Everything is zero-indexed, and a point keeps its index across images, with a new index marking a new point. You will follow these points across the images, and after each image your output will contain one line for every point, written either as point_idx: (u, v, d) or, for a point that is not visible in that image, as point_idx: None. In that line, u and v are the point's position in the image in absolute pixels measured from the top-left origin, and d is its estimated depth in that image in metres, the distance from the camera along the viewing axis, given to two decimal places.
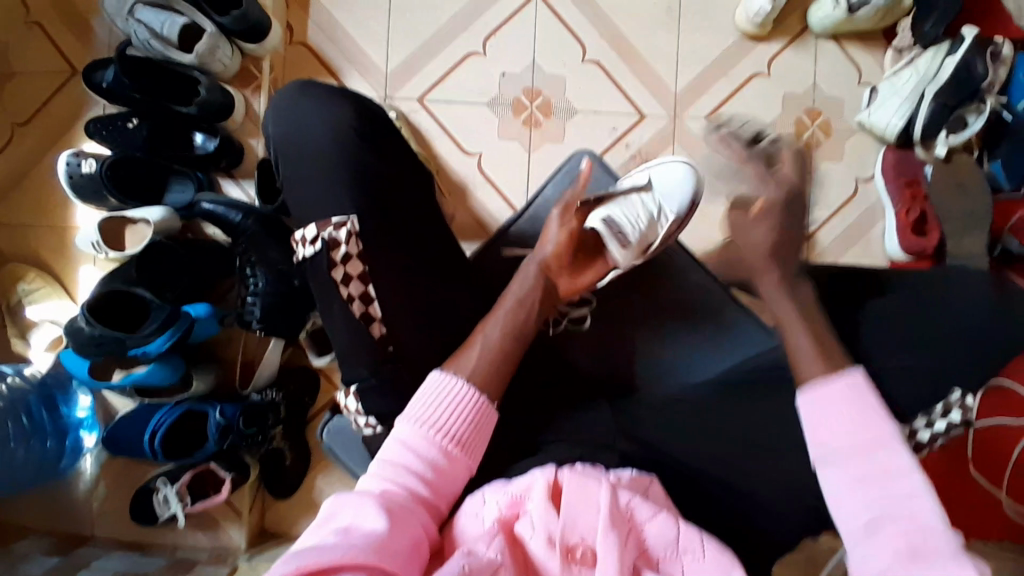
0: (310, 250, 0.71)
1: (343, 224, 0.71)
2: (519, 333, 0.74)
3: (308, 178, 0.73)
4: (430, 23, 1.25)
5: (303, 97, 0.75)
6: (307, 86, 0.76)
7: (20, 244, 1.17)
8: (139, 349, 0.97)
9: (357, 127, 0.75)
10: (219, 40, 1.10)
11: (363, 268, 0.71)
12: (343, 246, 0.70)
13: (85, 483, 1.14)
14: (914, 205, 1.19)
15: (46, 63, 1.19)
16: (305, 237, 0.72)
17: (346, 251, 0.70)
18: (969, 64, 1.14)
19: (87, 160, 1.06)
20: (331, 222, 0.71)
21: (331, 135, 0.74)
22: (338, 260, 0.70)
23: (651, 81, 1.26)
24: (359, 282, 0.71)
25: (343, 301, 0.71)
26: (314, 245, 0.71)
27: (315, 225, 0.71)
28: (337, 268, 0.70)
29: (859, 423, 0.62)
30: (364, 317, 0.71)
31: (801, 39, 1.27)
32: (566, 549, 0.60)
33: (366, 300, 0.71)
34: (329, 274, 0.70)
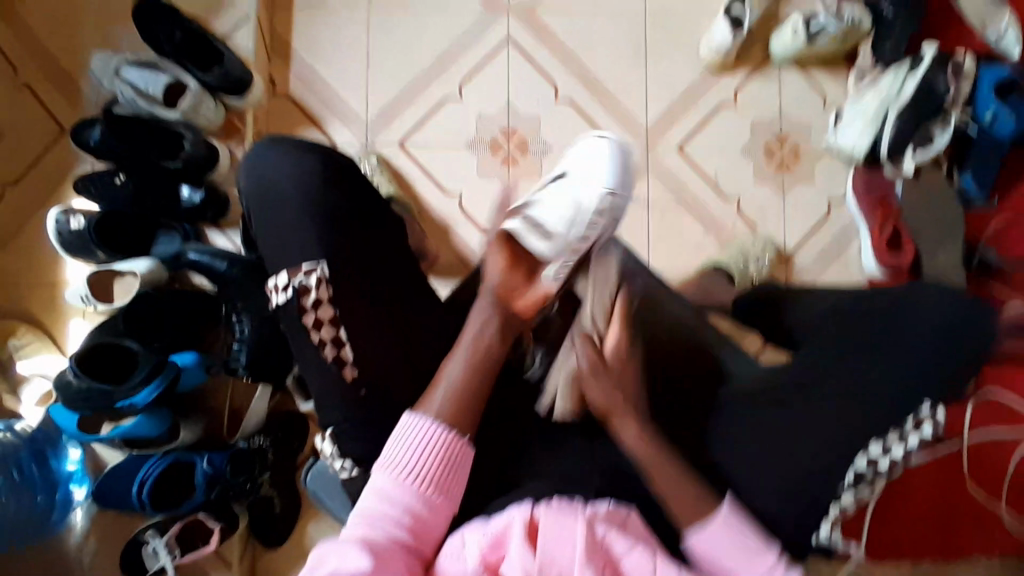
0: (282, 298, 0.74)
1: (313, 270, 0.73)
2: (483, 365, 0.75)
3: (279, 226, 0.76)
4: (406, 71, 1.30)
5: (272, 150, 0.79)
6: (276, 140, 0.80)
7: (12, 300, 1.20)
8: (127, 402, 0.98)
9: (324, 175, 0.78)
10: (204, 96, 1.16)
11: (333, 312, 0.73)
12: (313, 292, 0.73)
13: (76, 538, 1.12)
14: (887, 223, 1.21)
15: (37, 125, 1.24)
16: (277, 284, 0.74)
17: (315, 297, 0.73)
18: (931, 80, 1.18)
19: (75, 216, 1.10)
20: (302, 269, 0.73)
21: (302, 185, 0.76)
22: (308, 306, 0.73)
23: (622, 115, 1.30)
24: (329, 326, 0.72)
25: (315, 346, 0.72)
26: (287, 291, 0.74)
27: (286, 272, 0.73)
28: (307, 313, 0.72)
29: (747, 506, 0.68)
30: (336, 359, 0.72)
31: (765, 69, 1.31)
32: None
33: (337, 344, 0.72)
34: (298, 320, 0.73)
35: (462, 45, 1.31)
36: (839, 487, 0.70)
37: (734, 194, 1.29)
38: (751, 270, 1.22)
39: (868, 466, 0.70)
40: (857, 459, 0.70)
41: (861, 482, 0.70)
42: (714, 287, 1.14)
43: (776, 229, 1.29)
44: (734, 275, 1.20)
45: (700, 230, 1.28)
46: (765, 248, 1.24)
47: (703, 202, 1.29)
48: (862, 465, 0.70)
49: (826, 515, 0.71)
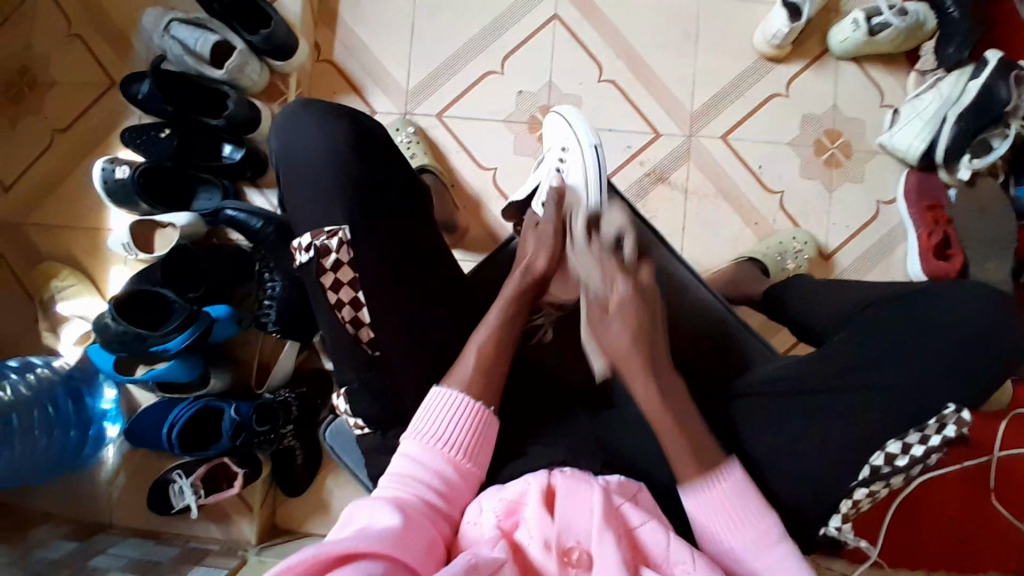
0: (304, 257, 0.74)
1: (335, 232, 0.73)
2: (515, 321, 0.78)
3: (308, 187, 0.76)
4: (451, 42, 1.29)
5: (312, 109, 0.80)
6: (308, 105, 0.80)
7: (57, 244, 1.24)
8: (160, 346, 1.01)
9: (354, 138, 0.78)
10: (249, 57, 1.17)
11: (352, 275, 0.74)
12: (334, 254, 0.73)
13: (106, 472, 1.19)
14: (936, 228, 1.17)
15: (89, 76, 1.28)
16: (300, 245, 0.75)
17: (336, 259, 0.73)
18: (991, 88, 1.11)
19: (120, 166, 1.13)
20: (324, 231, 0.74)
21: (333, 144, 0.77)
22: (328, 267, 0.73)
23: (667, 101, 1.27)
24: (348, 288, 0.73)
25: (332, 306, 0.73)
26: (308, 253, 0.74)
27: (309, 233, 0.74)
28: (327, 274, 0.73)
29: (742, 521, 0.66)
30: (353, 322, 0.73)
31: (820, 61, 1.26)
32: (562, 551, 0.60)
33: (354, 306, 0.73)
34: (318, 279, 0.73)
35: (509, 20, 1.29)
36: (852, 483, 0.70)
37: (778, 187, 1.26)
38: (788, 265, 1.19)
39: (884, 463, 0.70)
40: (874, 455, 0.70)
41: (876, 479, 0.70)
42: (745, 279, 1.12)
43: (818, 226, 1.25)
44: (767, 270, 1.17)
45: (738, 223, 1.25)
46: (805, 244, 1.21)
47: (743, 193, 1.26)
48: (879, 461, 0.70)
49: (836, 509, 0.71)
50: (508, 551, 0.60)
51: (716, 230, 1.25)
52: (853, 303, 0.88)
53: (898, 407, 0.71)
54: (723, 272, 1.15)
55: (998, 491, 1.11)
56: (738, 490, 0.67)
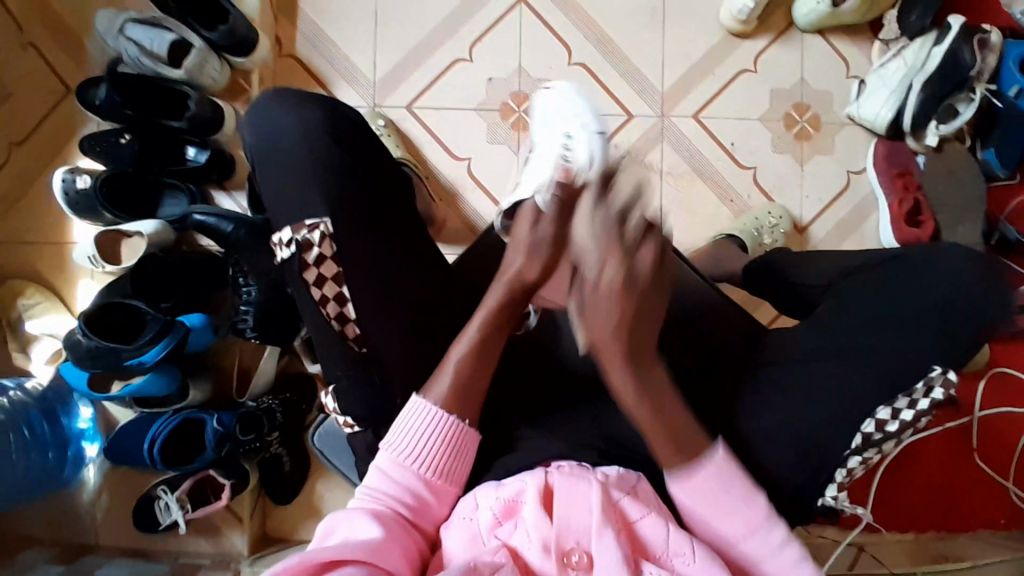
0: (285, 253, 0.71)
1: (316, 225, 0.71)
2: (491, 341, 0.73)
3: (281, 185, 0.74)
4: (416, 32, 1.27)
5: (276, 102, 0.76)
6: (280, 93, 0.77)
7: (20, 261, 1.20)
8: (135, 360, 0.98)
9: (326, 134, 0.75)
10: (209, 55, 1.13)
11: (337, 270, 0.72)
12: (316, 248, 0.71)
13: (88, 493, 1.15)
14: (907, 195, 1.19)
15: (41, 84, 1.22)
16: (280, 240, 0.72)
17: (319, 253, 0.71)
18: (955, 53, 1.12)
19: (81, 176, 1.09)
20: (305, 224, 0.71)
21: (303, 143, 0.74)
22: (311, 262, 0.71)
23: (638, 82, 1.27)
24: (332, 284, 0.72)
25: (317, 302, 0.71)
26: (289, 248, 0.71)
27: (289, 228, 0.71)
28: (310, 269, 0.71)
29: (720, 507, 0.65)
30: (338, 318, 0.72)
31: (786, 35, 1.27)
32: (561, 554, 0.60)
33: (340, 301, 0.72)
34: (301, 275, 0.71)
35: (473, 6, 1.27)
36: (845, 452, 0.71)
37: (750, 163, 1.26)
38: (766, 240, 1.19)
39: (875, 429, 0.71)
40: (866, 423, 0.71)
41: (868, 446, 0.71)
42: (726, 255, 1.13)
43: (793, 199, 1.26)
44: (746, 246, 1.18)
45: (715, 200, 1.26)
46: (780, 218, 1.22)
47: (718, 171, 1.26)
48: (872, 429, 0.71)
49: (832, 478, 0.72)
50: (507, 556, 0.60)
51: (693, 209, 1.25)
52: (834, 272, 0.89)
53: (883, 372, 0.72)
54: (703, 251, 1.16)
55: (979, 448, 1.14)
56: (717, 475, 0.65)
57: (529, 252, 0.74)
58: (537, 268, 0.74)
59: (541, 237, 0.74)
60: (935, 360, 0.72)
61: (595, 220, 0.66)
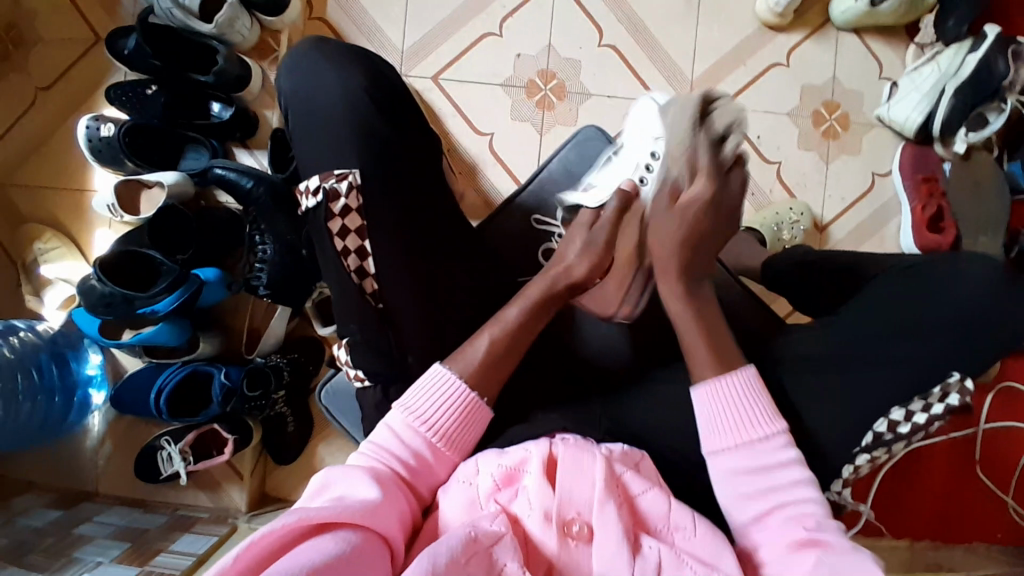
0: (310, 202, 0.72)
1: (345, 176, 0.72)
2: (534, 325, 0.76)
3: (319, 130, 0.75)
4: (448, 4, 1.26)
5: (316, 53, 0.78)
6: (320, 42, 0.79)
7: (39, 205, 1.20)
8: (147, 308, 0.99)
9: (366, 89, 0.76)
10: (240, 11, 1.12)
11: (361, 223, 0.72)
12: (342, 198, 0.71)
13: (92, 440, 1.16)
14: (930, 201, 1.18)
15: (69, 30, 1.22)
16: (307, 189, 0.73)
17: (345, 204, 0.71)
18: (989, 62, 1.11)
19: (106, 124, 1.09)
20: (333, 174, 0.72)
21: (339, 96, 0.75)
22: (336, 212, 0.71)
23: (667, 69, 1.25)
24: (355, 236, 0.71)
25: (338, 253, 0.71)
26: (316, 197, 0.72)
27: (318, 177, 0.72)
28: (335, 219, 0.71)
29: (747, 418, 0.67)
30: (359, 271, 0.72)
31: (821, 31, 1.25)
32: (562, 524, 0.60)
33: (361, 255, 0.72)
34: (325, 224, 0.71)
35: None
36: (855, 449, 0.72)
37: (775, 158, 1.25)
38: (784, 236, 1.19)
39: (887, 430, 0.71)
40: (878, 422, 0.71)
41: (877, 445, 0.71)
42: (744, 249, 1.12)
43: (814, 198, 1.25)
44: (764, 240, 1.17)
45: None
46: (801, 216, 1.21)
47: (741, 164, 1.25)
48: (883, 428, 0.71)
49: (838, 474, 0.73)
50: (506, 523, 0.60)
51: None
52: (855, 271, 0.88)
53: (899, 369, 0.72)
54: None
55: (981, 462, 1.14)
56: (750, 384, 0.69)
57: (583, 248, 0.81)
58: (586, 265, 0.79)
59: (595, 239, 0.81)
60: (952, 363, 0.72)
61: (698, 137, 0.82)
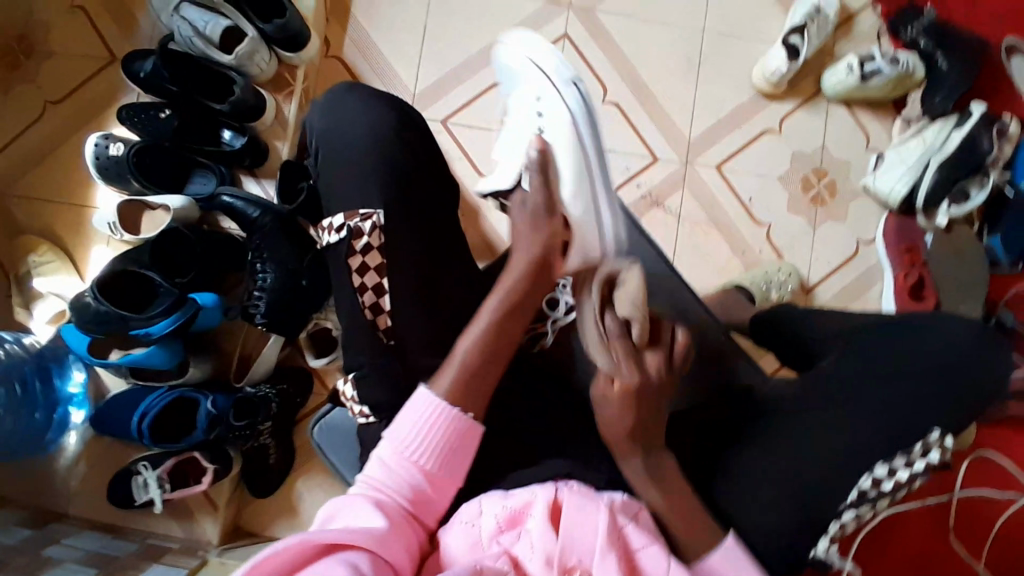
0: (334, 238, 0.76)
1: (369, 216, 0.75)
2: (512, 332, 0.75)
3: (346, 166, 0.78)
4: (461, 50, 1.31)
5: (351, 94, 0.81)
6: (354, 86, 0.82)
7: (37, 218, 1.20)
8: (143, 329, 0.98)
9: (395, 127, 0.80)
10: (260, 45, 1.15)
11: (380, 261, 0.75)
12: (365, 237, 0.75)
13: (66, 460, 1.13)
14: (912, 269, 1.23)
15: (87, 49, 1.25)
16: (331, 225, 0.76)
17: (366, 242, 0.75)
18: (974, 139, 1.19)
19: (114, 143, 1.11)
20: (358, 213, 0.76)
21: (368, 132, 0.79)
22: (358, 249, 0.75)
23: (666, 127, 1.31)
24: (373, 274, 0.75)
25: (355, 289, 0.75)
26: (340, 233, 0.76)
27: (343, 214, 0.76)
28: (356, 256, 0.74)
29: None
30: (372, 308, 0.75)
31: (812, 102, 1.32)
32: (563, 571, 0.61)
33: (377, 291, 0.75)
34: (346, 260, 0.75)
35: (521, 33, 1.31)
36: (841, 506, 0.73)
37: (764, 219, 1.30)
38: (772, 295, 1.22)
39: (872, 487, 0.73)
40: (862, 478, 0.73)
41: (863, 501, 0.73)
42: (735, 304, 1.15)
43: (801, 259, 1.29)
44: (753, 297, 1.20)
45: (727, 249, 1.29)
46: (788, 275, 1.25)
47: (731, 221, 1.30)
48: (868, 484, 0.73)
49: (824, 531, 0.74)
50: (509, 566, 0.61)
51: (704, 255, 1.28)
52: (840, 332, 0.91)
53: (883, 429, 0.74)
54: (713, 296, 1.18)
55: (955, 526, 1.15)
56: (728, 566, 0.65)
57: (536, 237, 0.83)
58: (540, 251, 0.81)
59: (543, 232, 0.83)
60: (933, 423, 0.74)
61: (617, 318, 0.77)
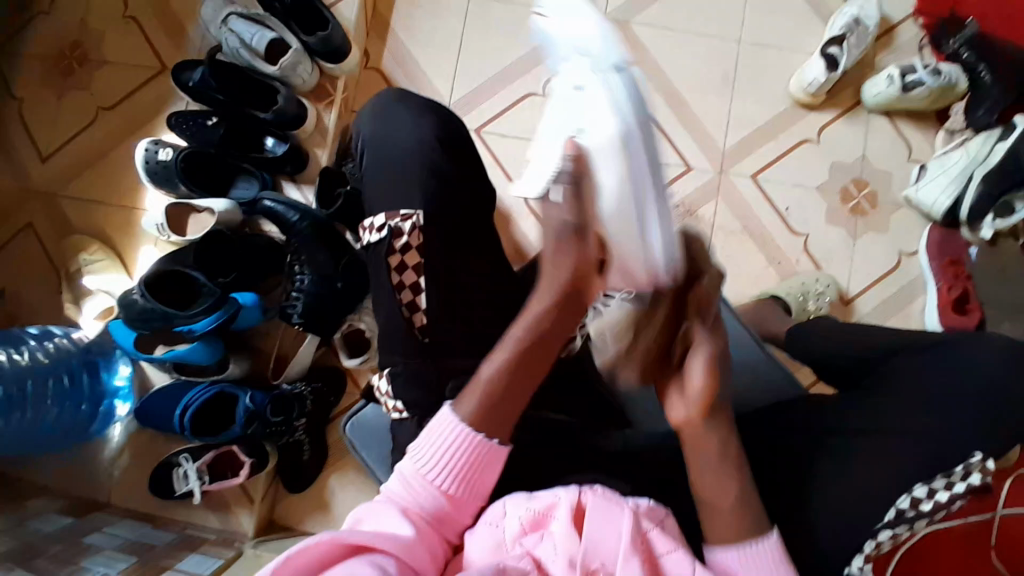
0: (374, 236, 0.79)
1: (409, 216, 0.79)
2: (533, 368, 0.70)
3: (391, 170, 0.82)
4: (496, 61, 1.33)
5: (401, 104, 0.87)
6: (405, 95, 0.88)
7: (89, 218, 1.26)
8: (185, 327, 1.03)
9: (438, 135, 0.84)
10: (304, 57, 1.20)
11: (417, 260, 0.78)
12: (404, 236, 0.78)
13: (110, 451, 1.17)
14: (956, 283, 1.19)
15: (140, 59, 1.31)
16: (372, 225, 0.79)
17: (406, 241, 0.78)
18: (1020, 151, 1.13)
19: (164, 149, 1.16)
20: (399, 214, 0.79)
21: (413, 140, 0.83)
22: (398, 247, 0.78)
23: (700, 136, 1.30)
24: (411, 271, 0.77)
25: (393, 287, 0.77)
26: (380, 232, 0.79)
27: (384, 215, 0.79)
28: (395, 254, 0.78)
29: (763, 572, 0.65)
30: (409, 304, 0.77)
31: (852, 112, 1.30)
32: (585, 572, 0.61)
33: (415, 290, 0.77)
34: (386, 258, 0.78)
35: None
36: (878, 524, 0.72)
37: (802, 230, 1.28)
38: (809, 306, 1.20)
39: (910, 506, 0.71)
40: (901, 497, 0.72)
41: (901, 522, 0.71)
42: (770, 315, 1.14)
43: (839, 272, 1.27)
44: (789, 309, 1.18)
45: (762, 260, 1.27)
46: (827, 287, 1.22)
47: (766, 232, 1.28)
48: (906, 504, 0.71)
49: (860, 549, 0.72)
50: (531, 567, 0.61)
51: (738, 267, 1.27)
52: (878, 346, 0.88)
53: (921, 448, 0.73)
54: (747, 308, 1.16)
55: (998, 549, 1.10)
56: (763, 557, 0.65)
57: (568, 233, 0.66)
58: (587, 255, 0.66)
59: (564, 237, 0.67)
60: (975, 445, 0.72)
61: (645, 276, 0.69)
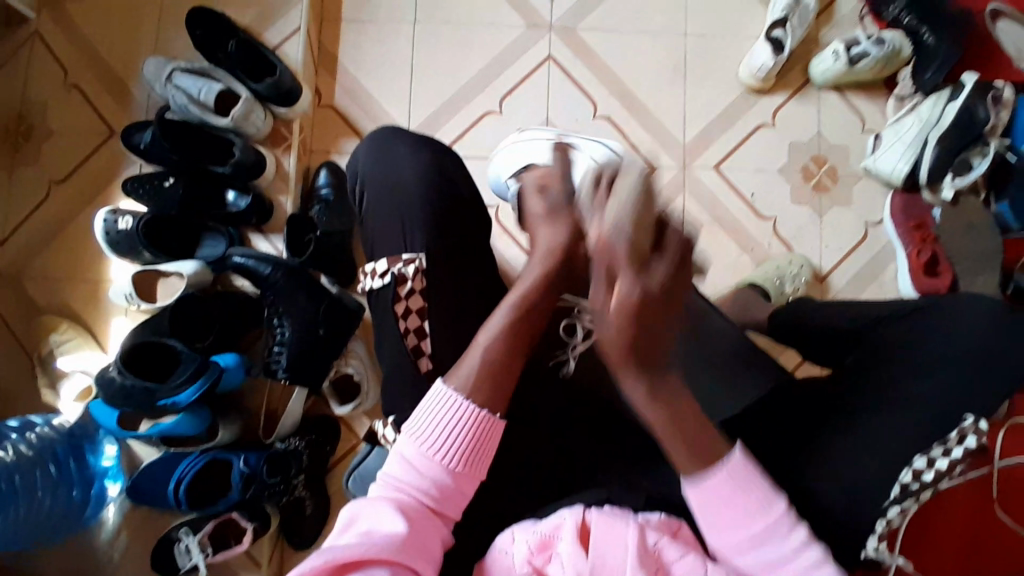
0: (378, 282, 0.78)
1: (412, 260, 0.78)
2: (523, 335, 0.68)
3: (391, 212, 0.81)
4: (450, 84, 1.32)
5: (397, 141, 0.86)
6: (399, 134, 0.87)
7: (54, 297, 1.22)
8: (168, 401, 1.00)
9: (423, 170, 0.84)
10: (254, 105, 1.18)
11: (422, 304, 0.77)
12: (409, 281, 0.77)
13: (109, 531, 1.14)
14: (924, 246, 1.22)
15: (85, 126, 1.28)
16: (374, 270, 0.79)
17: (411, 286, 0.77)
18: (970, 110, 1.18)
19: (123, 217, 1.13)
20: (401, 258, 0.78)
21: (411, 178, 0.83)
22: (403, 293, 0.77)
23: (660, 134, 1.31)
24: (416, 316, 0.77)
25: (399, 332, 0.76)
26: (383, 278, 0.78)
27: (386, 259, 0.79)
28: (400, 300, 0.77)
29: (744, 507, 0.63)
30: (415, 349, 0.76)
31: (803, 91, 1.32)
32: None
33: (419, 334, 0.76)
34: (391, 304, 0.77)
35: (507, 59, 1.33)
36: (885, 503, 0.71)
37: (771, 214, 1.30)
38: (787, 289, 1.22)
39: (913, 479, 0.71)
40: (902, 472, 0.72)
41: (906, 496, 0.72)
42: (752, 302, 1.15)
43: (812, 250, 1.29)
44: (769, 294, 1.20)
45: (736, 249, 1.29)
46: (801, 267, 1.24)
47: (738, 220, 1.30)
48: (908, 478, 0.71)
49: (873, 529, 0.72)
50: None
51: (715, 258, 1.28)
52: (861, 321, 0.89)
53: (915, 416, 0.73)
54: (727, 299, 1.18)
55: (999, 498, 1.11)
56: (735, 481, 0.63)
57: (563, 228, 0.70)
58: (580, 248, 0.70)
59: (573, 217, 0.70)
60: (965, 411, 0.73)
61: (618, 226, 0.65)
